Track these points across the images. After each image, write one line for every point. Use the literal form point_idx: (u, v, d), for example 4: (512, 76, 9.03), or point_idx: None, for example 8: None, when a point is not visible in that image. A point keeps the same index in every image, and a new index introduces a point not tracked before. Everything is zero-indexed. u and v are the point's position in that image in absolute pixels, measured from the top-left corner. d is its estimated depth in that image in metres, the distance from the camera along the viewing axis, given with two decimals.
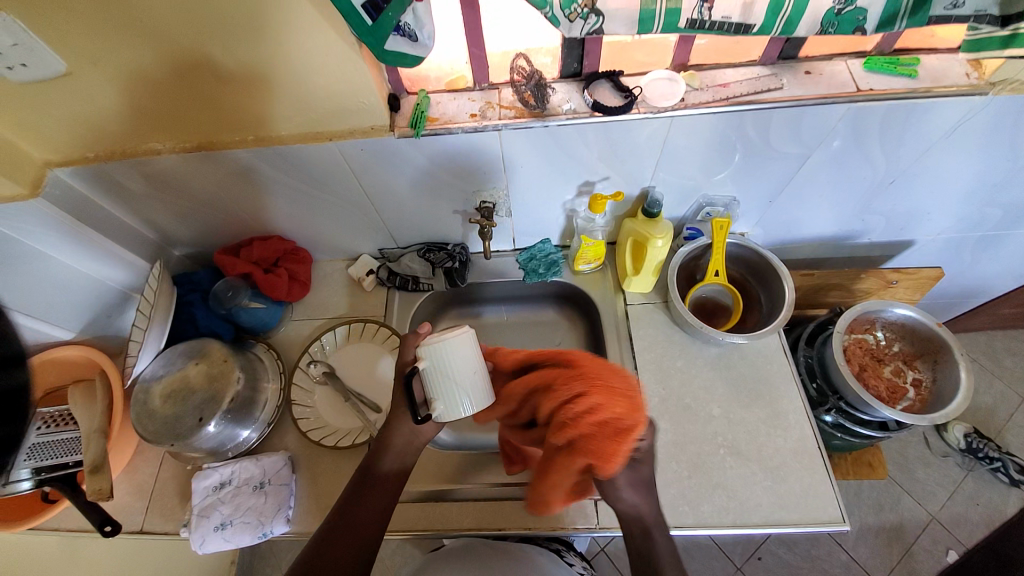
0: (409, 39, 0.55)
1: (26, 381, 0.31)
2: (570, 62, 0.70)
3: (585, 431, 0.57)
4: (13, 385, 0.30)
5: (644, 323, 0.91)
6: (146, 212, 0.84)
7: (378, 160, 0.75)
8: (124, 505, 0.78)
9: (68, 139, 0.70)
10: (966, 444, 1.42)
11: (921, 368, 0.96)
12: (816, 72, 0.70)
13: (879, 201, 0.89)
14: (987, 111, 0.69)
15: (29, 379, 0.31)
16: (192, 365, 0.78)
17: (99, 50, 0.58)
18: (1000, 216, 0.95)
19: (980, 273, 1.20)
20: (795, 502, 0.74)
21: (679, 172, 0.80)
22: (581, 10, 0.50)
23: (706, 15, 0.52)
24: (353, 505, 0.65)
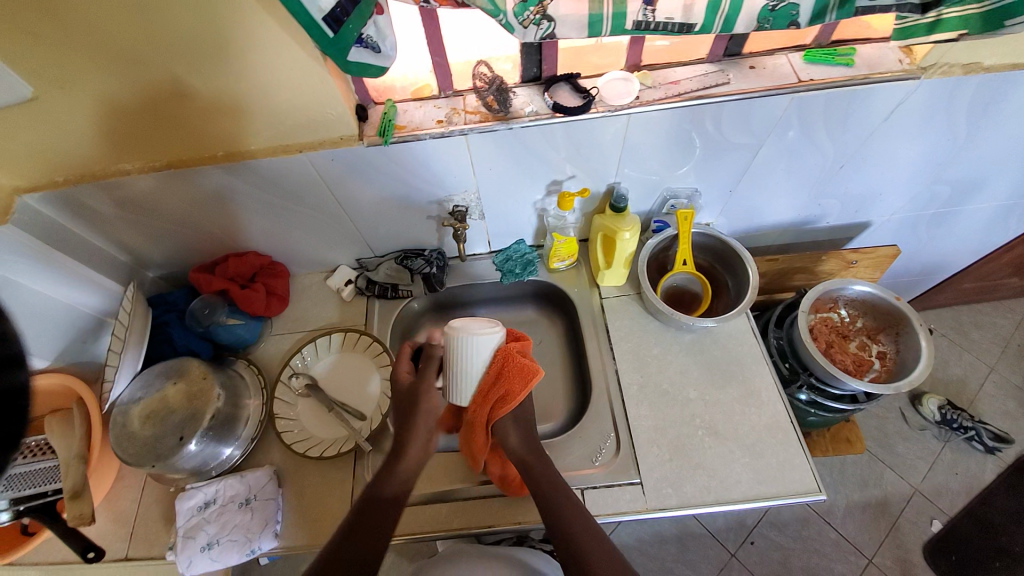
0: (371, 50, 0.56)
1: (25, 384, 0.31)
2: (530, 66, 0.73)
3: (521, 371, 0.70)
4: (11, 389, 0.30)
5: (619, 315, 0.94)
6: (117, 234, 0.84)
7: (349, 170, 0.77)
8: (105, 532, 0.77)
9: (36, 165, 0.70)
10: (941, 416, 1.47)
11: (884, 341, 1.01)
12: (759, 66, 0.74)
13: (833, 185, 0.94)
14: (919, 94, 0.75)
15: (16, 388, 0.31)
16: (171, 384, 0.78)
17: (66, 75, 0.58)
18: (946, 193, 1.01)
19: (937, 249, 1.27)
20: (774, 475, 0.77)
21: (643, 168, 0.84)
22: (533, 17, 0.53)
23: (650, 17, 0.56)
24: (363, 519, 0.65)
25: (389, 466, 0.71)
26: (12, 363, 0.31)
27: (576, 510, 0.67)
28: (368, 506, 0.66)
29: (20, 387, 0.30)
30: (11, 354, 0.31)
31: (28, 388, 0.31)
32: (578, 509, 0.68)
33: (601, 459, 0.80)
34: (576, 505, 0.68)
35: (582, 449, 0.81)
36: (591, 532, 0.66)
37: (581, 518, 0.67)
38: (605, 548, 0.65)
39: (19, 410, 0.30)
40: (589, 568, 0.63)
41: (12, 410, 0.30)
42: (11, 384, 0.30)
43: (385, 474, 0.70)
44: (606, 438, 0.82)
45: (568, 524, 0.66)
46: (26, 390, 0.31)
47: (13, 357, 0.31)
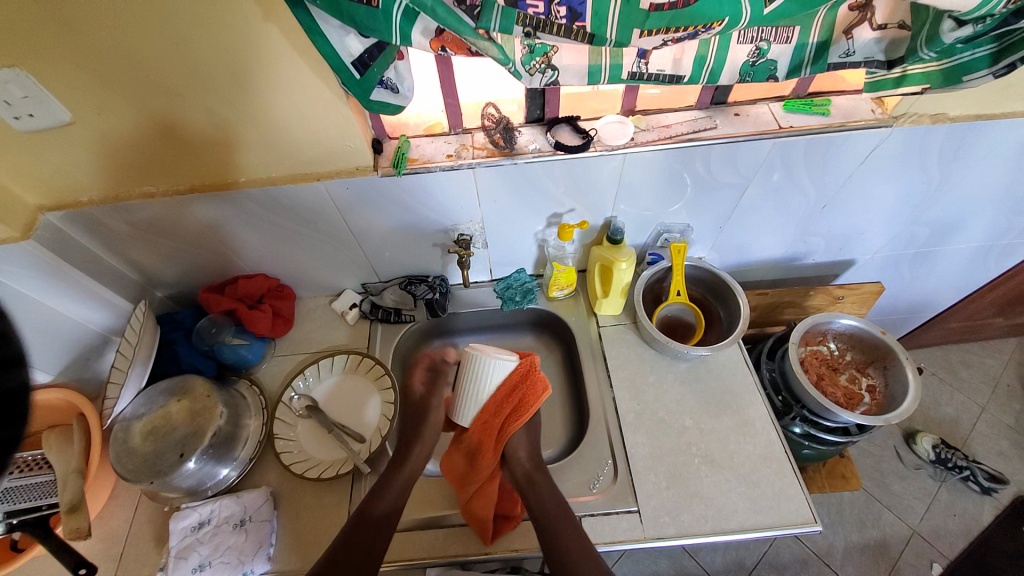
0: (392, 91, 0.62)
1: (24, 384, 0.29)
2: (534, 109, 0.79)
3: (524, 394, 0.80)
4: (12, 387, 0.28)
5: (616, 343, 0.96)
6: (132, 254, 0.87)
7: (362, 198, 0.81)
8: (94, 553, 0.75)
9: (63, 185, 0.74)
10: (935, 455, 1.48)
11: (873, 374, 1.04)
12: (744, 114, 0.81)
13: (817, 224, 0.99)
14: (891, 142, 0.82)
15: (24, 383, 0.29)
16: (174, 401, 0.78)
17: (107, 103, 0.64)
18: (924, 234, 1.07)
19: (920, 288, 1.32)
20: (769, 505, 0.78)
21: (638, 204, 0.89)
22: (539, 65, 0.59)
23: (643, 69, 0.62)
24: (355, 536, 0.70)
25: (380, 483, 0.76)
26: (12, 364, 0.28)
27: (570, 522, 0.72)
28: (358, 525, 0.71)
29: (24, 388, 0.29)
30: (10, 354, 0.29)
31: (25, 388, 0.29)
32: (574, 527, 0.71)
33: (599, 485, 0.80)
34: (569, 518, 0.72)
35: (579, 475, 0.82)
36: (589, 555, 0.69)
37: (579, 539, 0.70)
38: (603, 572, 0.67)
39: (17, 411, 0.28)
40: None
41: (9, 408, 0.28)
42: (13, 384, 0.28)
43: (377, 492, 0.75)
44: (603, 464, 0.83)
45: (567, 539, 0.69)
46: (22, 392, 0.28)
47: (13, 358, 0.29)
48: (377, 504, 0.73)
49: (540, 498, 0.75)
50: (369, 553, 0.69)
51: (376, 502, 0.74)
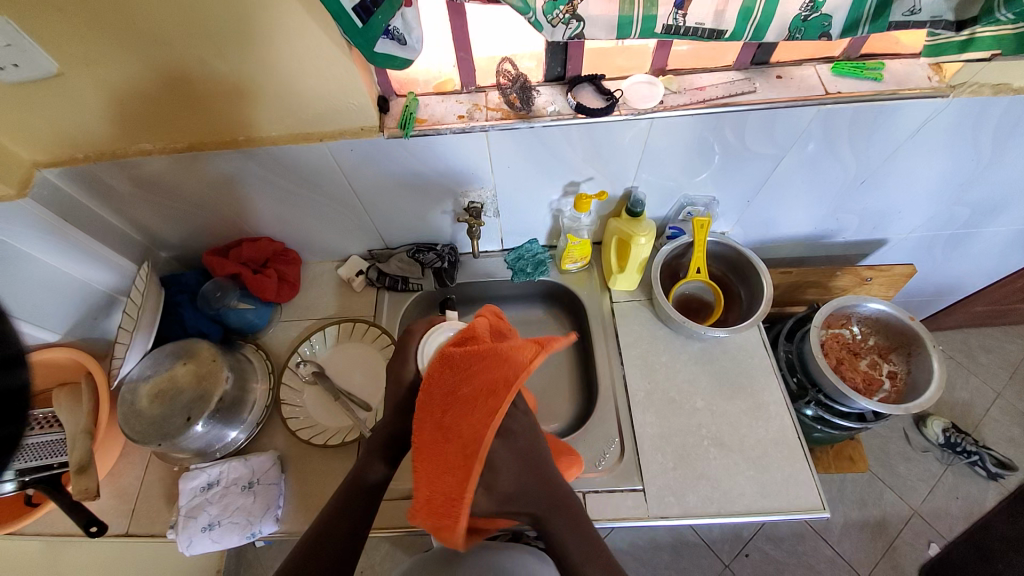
0: (398, 43, 0.56)
1: (27, 382, 0.31)
2: (553, 66, 0.73)
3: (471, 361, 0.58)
4: (14, 386, 0.30)
5: (629, 320, 0.93)
6: (134, 213, 0.85)
7: (367, 160, 0.77)
8: (111, 506, 0.78)
9: (57, 140, 0.70)
10: (944, 439, 1.46)
11: (895, 361, 1.00)
12: (787, 76, 0.73)
13: (852, 200, 0.92)
14: (949, 113, 0.74)
15: (30, 379, 0.31)
16: (181, 365, 0.78)
17: (94, 53, 0.59)
18: (967, 214, 1.00)
19: (952, 270, 1.25)
20: (777, 490, 0.77)
21: (661, 174, 0.83)
22: (563, 16, 0.53)
23: (680, 21, 0.55)
24: (350, 504, 0.62)
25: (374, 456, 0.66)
26: (14, 362, 0.31)
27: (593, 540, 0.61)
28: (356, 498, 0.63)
29: (20, 385, 0.31)
30: (10, 353, 0.31)
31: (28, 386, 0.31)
32: (581, 524, 0.58)
33: (605, 463, 0.80)
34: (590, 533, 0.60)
35: (585, 452, 0.81)
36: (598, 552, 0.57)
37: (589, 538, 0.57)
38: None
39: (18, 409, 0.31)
40: None
41: (14, 404, 0.31)
42: (15, 382, 0.30)
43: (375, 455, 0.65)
44: (610, 443, 0.82)
45: (573, 553, 0.56)
46: (26, 389, 0.31)
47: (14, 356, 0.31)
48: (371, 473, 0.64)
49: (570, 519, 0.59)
50: (356, 523, 0.60)
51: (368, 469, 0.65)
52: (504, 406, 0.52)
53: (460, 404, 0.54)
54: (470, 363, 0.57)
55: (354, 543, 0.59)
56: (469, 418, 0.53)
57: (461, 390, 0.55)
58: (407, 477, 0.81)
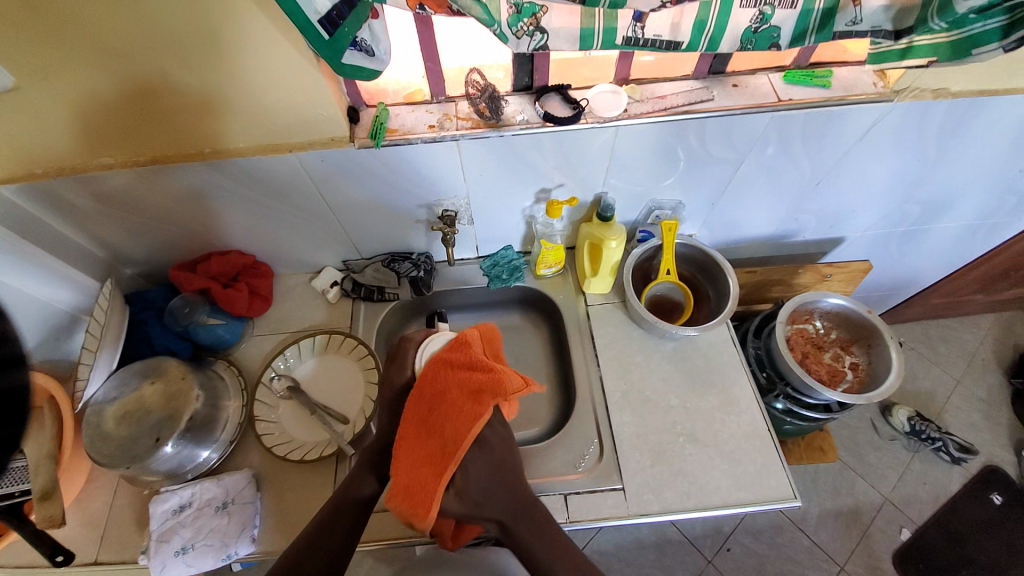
0: (365, 53, 0.57)
1: None
2: (522, 76, 0.74)
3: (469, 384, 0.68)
4: None
5: (605, 322, 0.95)
6: (96, 229, 0.82)
7: (339, 171, 0.77)
8: (75, 536, 0.74)
9: (11, 155, 0.68)
10: (910, 427, 1.53)
11: (856, 353, 1.05)
12: (742, 85, 0.77)
13: (810, 201, 0.97)
14: (892, 117, 0.79)
15: None
16: (147, 384, 0.75)
17: (52, 66, 0.57)
18: (915, 212, 1.06)
19: (906, 265, 1.32)
20: (751, 481, 0.79)
21: (629, 179, 0.86)
22: (527, 28, 0.54)
23: (639, 33, 0.58)
24: (337, 520, 0.65)
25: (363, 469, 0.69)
26: None
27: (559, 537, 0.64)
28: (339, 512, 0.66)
29: None
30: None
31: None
32: (547, 528, 0.63)
33: (585, 464, 0.81)
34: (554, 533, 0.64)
35: (566, 454, 0.82)
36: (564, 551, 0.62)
37: (555, 543, 0.62)
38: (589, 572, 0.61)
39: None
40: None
41: None
42: None
43: (364, 473, 0.69)
44: (590, 444, 0.83)
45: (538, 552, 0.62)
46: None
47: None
48: (358, 490, 0.67)
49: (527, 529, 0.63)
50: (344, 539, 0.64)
51: (357, 486, 0.68)
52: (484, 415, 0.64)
53: (444, 406, 0.65)
54: (463, 374, 0.68)
55: (343, 555, 0.64)
56: (452, 421, 0.64)
57: (450, 395, 0.66)
58: None
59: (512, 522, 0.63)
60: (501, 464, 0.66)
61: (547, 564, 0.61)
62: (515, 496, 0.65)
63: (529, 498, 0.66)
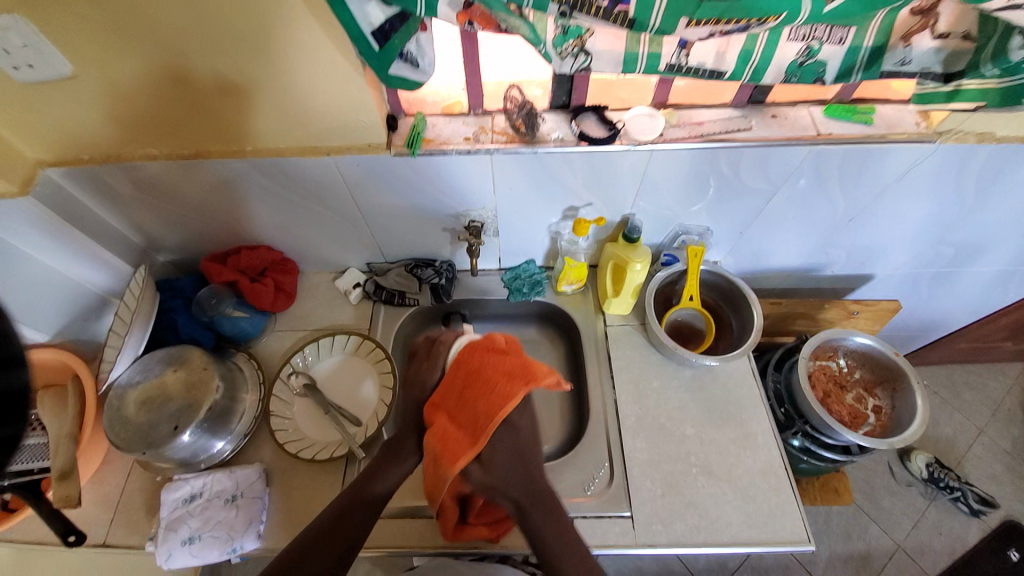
0: (411, 65, 0.58)
1: (25, 383, 0.36)
2: (559, 95, 0.75)
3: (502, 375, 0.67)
4: (13, 388, 0.35)
5: (622, 344, 0.94)
6: (133, 216, 0.84)
7: (373, 176, 0.78)
8: (87, 516, 0.75)
9: (64, 140, 0.70)
10: (928, 474, 1.48)
11: (880, 396, 1.02)
12: (782, 116, 0.76)
13: (841, 236, 0.96)
14: (933, 158, 0.77)
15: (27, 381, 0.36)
16: (171, 372, 0.77)
17: (112, 58, 0.60)
18: (950, 254, 1.03)
19: (935, 307, 1.29)
20: (764, 520, 0.77)
21: (658, 202, 0.86)
22: (572, 49, 0.55)
23: (683, 60, 0.58)
24: (352, 514, 0.65)
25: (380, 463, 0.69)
26: (12, 363, 0.36)
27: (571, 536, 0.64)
28: (351, 509, 0.65)
29: (15, 387, 0.35)
30: (10, 354, 0.35)
31: (27, 387, 0.36)
32: (563, 526, 0.64)
33: (594, 487, 0.79)
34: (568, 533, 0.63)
35: (575, 475, 0.81)
36: (574, 548, 0.63)
37: (568, 541, 0.63)
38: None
39: (16, 407, 0.35)
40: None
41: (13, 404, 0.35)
42: (15, 383, 0.35)
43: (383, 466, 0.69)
44: (600, 468, 0.81)
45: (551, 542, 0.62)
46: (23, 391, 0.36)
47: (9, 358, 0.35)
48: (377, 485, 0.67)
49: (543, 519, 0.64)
50: (358, 529, 0.64)
51: (370, 484, 0.67)
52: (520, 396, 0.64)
53: (479, 384, 0.66)
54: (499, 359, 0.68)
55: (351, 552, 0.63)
56: (486, 396, 0.65)
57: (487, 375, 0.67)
58: (393, 497, 0.79)
59: (529, 510, 0.64)
60: (526, 450, 0.67)
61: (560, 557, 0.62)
62: (533, 485, 0.65)
63: (547, 493, 0.66)
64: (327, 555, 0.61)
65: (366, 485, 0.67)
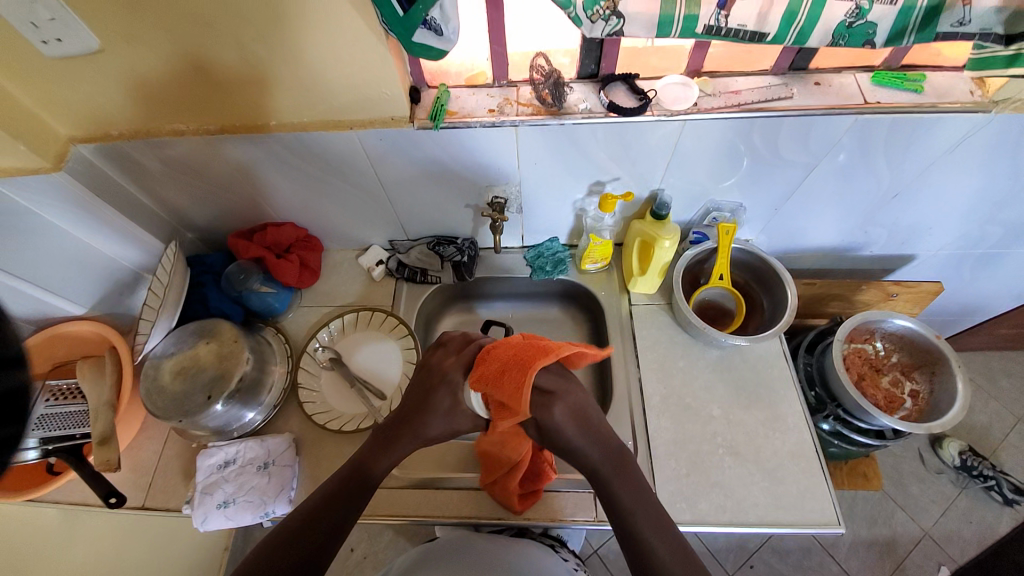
0: (434, 33, 0.56)
1: (26, 382, 0.30)
2: (587, 63, 0.72)
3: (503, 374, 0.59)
4: (10, 386, 0.29)
5: (647, 323, 0.92)
6: (162, 193, 0.86)
7: (394, 150, 0.77)
8: (129, 479, 0.79)
9: (95, 116, 0.72)
10: (960, 462, 1.43)
11: (919, 379, 0.98)
12: (825, 83, 0.72)
13: (884, 213, 0.90)
14: (992, 128, 0.71)
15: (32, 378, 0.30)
16: (203, 344, 0.79)
17: (136, 31, 0.59)
18: (1000, 234, 0.97)
19: (978, 290, 1.22)
20: (791, 502, 0.75)
21: (688, 177, 0.82)
22: (603, 12, 0.52)
23: (722, 22, 0.54)
24: (344, 498, 0.64)
25: (384, 442, 0.68)
26: (15, 362, 0.30)
27: (646, 503, 0.60)
28: (352, 481, 0.65)
29: (20, 384, 0.29)
30: (11, 353, 0.29)
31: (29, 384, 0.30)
32: (638, 484, 0.62)
33: None
34: (646, 503, 0.61)
35: None
36: (645, 503, 0.61)
37: (642, 500, 0.61)
38: (672, 539, 0.58)
39: (19, 408, 0.29)
40: (639, 538, 0.58)
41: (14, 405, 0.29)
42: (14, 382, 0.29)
43: (380, 450, 0.67)
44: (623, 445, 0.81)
45: (623, 500, 0.61)
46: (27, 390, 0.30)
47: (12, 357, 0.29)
48: (373, 469, 0.66)
49: (621, 481, 0.61)
50: (345, 513, 0.63)
51: (373, 463, 0.66)
52: (528, 378, 0.57)
53: (495, 380, 0.60)
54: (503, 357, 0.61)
55: (336, 535, 0.62)
56: (501, 389, 0.59)
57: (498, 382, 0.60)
58: (417, 469, 0.81)
59: (604, 472, 0.62)
60: (589, 408, 0.63)
61: (631, 514, 0.60)
62: (606, 445, 0.62)
63: (619, 450, 0.63)
64: (324, 526, 0.61)
65: (371, 462, 0.66)
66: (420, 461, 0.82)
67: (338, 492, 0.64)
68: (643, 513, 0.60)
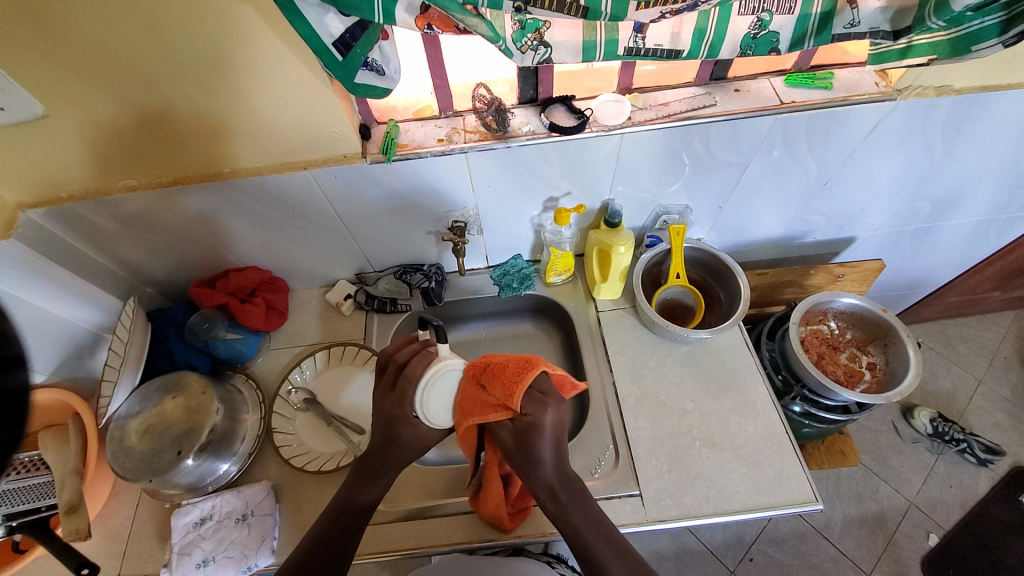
0: (376, 73, 0.60)
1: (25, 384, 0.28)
2: (526, 89, 0.76)
3: (498, 375, 0.61)
4: (15, 386, 0.28)
5: (615, 328, 0.95)
6: (119, 251, 0.85)
7: (350, 186, 0.79)
8: (99, 551, 0.76)
9: (43, 181, 0.71)
10: (933, 429, 1.49)
11: (873, 352, 1.03)
12: (744, 89, 0.78)
13: (818, 202, 0.97)
14: (897, 115, 0.79)
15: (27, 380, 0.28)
16: (169, 399, 0.77)
17: (81, 93, 0.60)
18: (927, 209, 1.05)
19: (919, 264, 1.31)
20: (771, 485, 0.78)
21: (636, 186, 0.87)
22: (531, 42, 0.56)
23: (641, 43, 0.60)
24: (337, 532, 0.63)
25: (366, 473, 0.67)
26: (12, 363, 0.28)
27: (606, 529, 0.60)
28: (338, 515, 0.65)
29: (19, 387, 0.28)
30: (12, 354, 0.28)
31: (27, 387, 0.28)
32: (599, 516, 0.61)
33: (601, 470, 0.80)
34: (609, 533, 0.60)
35: (582, 461, 0.82)
36: (606, 531, 0.60)
37: (602, 527, 0.60)
38: (632, 560, 0.57)
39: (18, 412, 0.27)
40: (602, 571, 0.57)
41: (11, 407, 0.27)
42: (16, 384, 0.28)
43: (363, 481, 0.67)
44: (605, 450, 0.83)
45: (584, 530, 0.59)
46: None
47: (13, 358, 0.28)
48: (359, 498, 0.65)
49: (583, 506, 0.61)
50: (339, 554, 0.62)
51: (358, 493, 0.66)
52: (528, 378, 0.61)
53: (488, 378, 0.61)
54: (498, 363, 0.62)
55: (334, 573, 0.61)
56: (496, 389, 0.61)
57: (491, 390, 0.61)
58: (405, 499, 0.81)
59: (561, 496, 0.61)
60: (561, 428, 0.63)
61: (591, 542, 0.59)
62: (564, 469, 0.63)
63: (574, 473, 0.63)
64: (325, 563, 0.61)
65: (355, 493, 0.66)
66: (405, 492, 0.81)
67: (330, 524, 0.64)
68: (607, 542, 0.59)
